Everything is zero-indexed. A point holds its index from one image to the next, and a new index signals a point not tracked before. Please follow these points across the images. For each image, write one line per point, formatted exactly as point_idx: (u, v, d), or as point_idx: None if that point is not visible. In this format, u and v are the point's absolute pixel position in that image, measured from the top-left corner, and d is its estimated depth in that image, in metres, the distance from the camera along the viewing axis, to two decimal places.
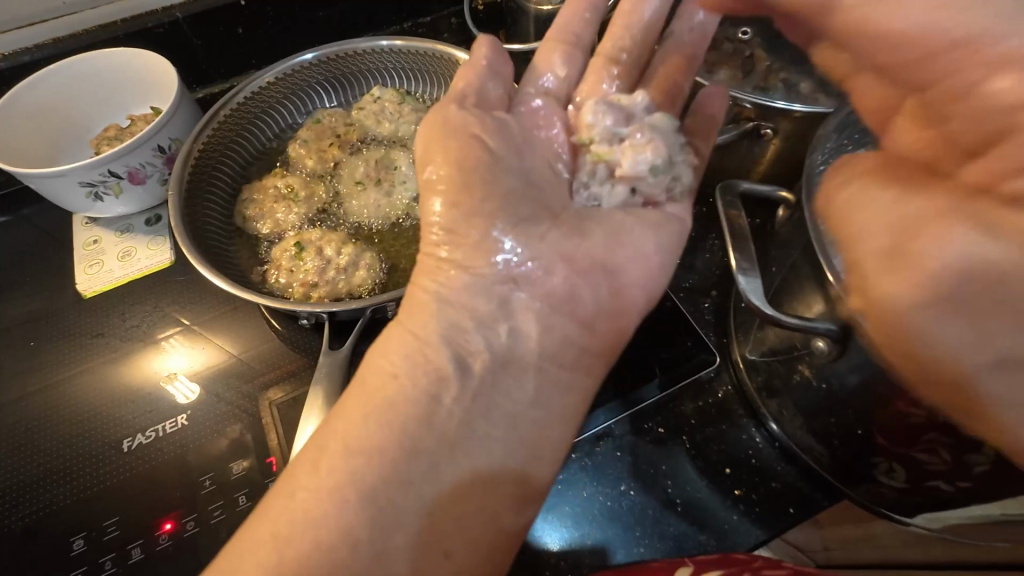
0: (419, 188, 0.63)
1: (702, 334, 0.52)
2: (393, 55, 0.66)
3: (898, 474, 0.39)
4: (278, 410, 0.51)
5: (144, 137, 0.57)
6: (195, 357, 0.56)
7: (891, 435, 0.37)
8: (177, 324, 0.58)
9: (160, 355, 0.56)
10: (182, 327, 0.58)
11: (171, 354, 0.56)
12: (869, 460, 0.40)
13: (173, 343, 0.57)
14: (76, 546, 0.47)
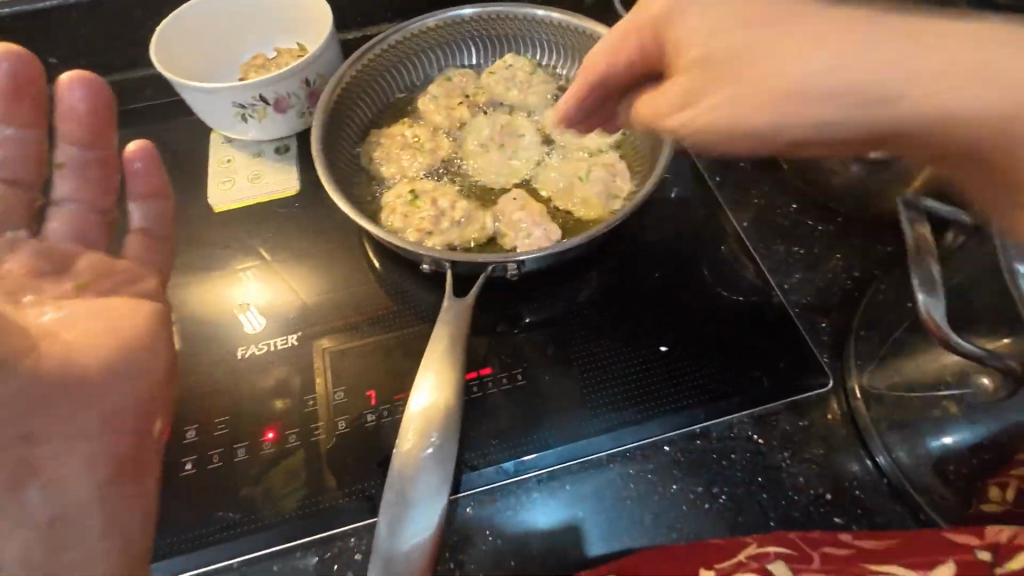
0: (540, 159, 0.63)
1: (815, 352, 0.51)
2: (540, 26, 0.67)
3: None
4: (328, 358, 0.53)
5: (296, 68, 0.60)
6: (265, 293, 0.58)
7: None
8: (256, 259, 0.60)
9: (236, 285, 0.59)
10: (259, 262, 0.60)
11: (248, 284, 0.58)
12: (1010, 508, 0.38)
13: (248, 275, 0.59)
14: (189, 436, 0.49)
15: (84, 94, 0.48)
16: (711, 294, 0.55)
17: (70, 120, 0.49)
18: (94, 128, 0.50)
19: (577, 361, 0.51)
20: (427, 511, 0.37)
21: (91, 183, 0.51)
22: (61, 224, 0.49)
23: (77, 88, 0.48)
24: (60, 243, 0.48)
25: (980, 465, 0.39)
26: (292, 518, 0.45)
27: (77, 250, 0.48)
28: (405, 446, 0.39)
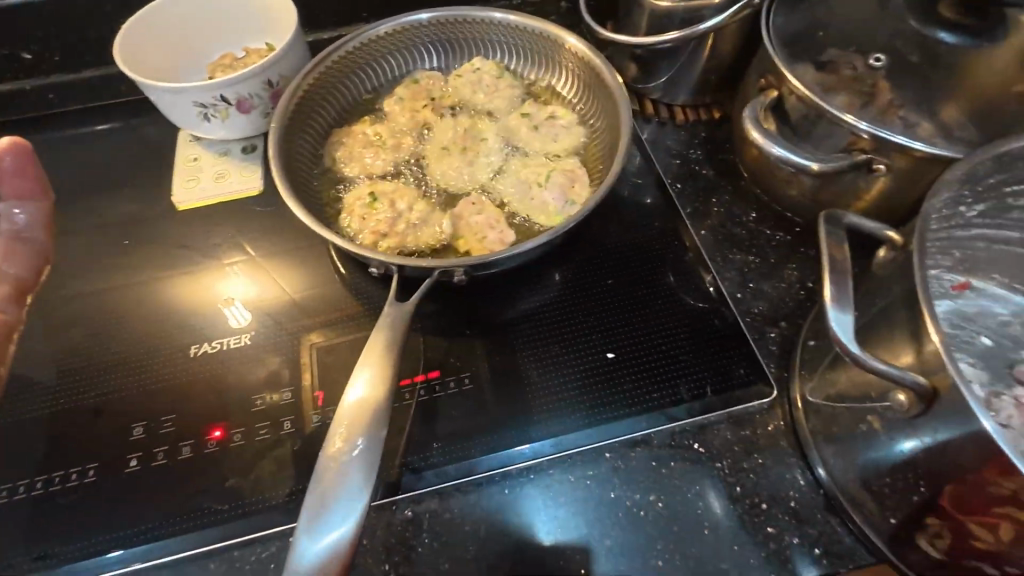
0: (501, 162, 0.63)
1: (760, 363, 0.51)
2: (502, 29, 0.67)
3: (942, 542, 0.38)
4: (315, 353, 0.54)
5: (257, 69, 0.60)
6: (251, 286, 0.59)
7: (961, 500, 0.36)
8: (242, 254, 0.61)
9: (222, 279, 0.60)
10: (245, 257, 0.61)
11: (235, 279, 0.59)
12: (920, 520, 0.39)
13: (235, 270, 0.60)
14: (135, 433, 0.50)
15: (16, 160, 0.58)
16: (662, 302, 0.55)
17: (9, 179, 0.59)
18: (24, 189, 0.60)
19: (525, 367, 0.52)
20: (343, 517, 0.36)
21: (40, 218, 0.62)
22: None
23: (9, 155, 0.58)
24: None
25: None
26: (232, 516, 0.46)
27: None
28: (331, 447, 0.39)
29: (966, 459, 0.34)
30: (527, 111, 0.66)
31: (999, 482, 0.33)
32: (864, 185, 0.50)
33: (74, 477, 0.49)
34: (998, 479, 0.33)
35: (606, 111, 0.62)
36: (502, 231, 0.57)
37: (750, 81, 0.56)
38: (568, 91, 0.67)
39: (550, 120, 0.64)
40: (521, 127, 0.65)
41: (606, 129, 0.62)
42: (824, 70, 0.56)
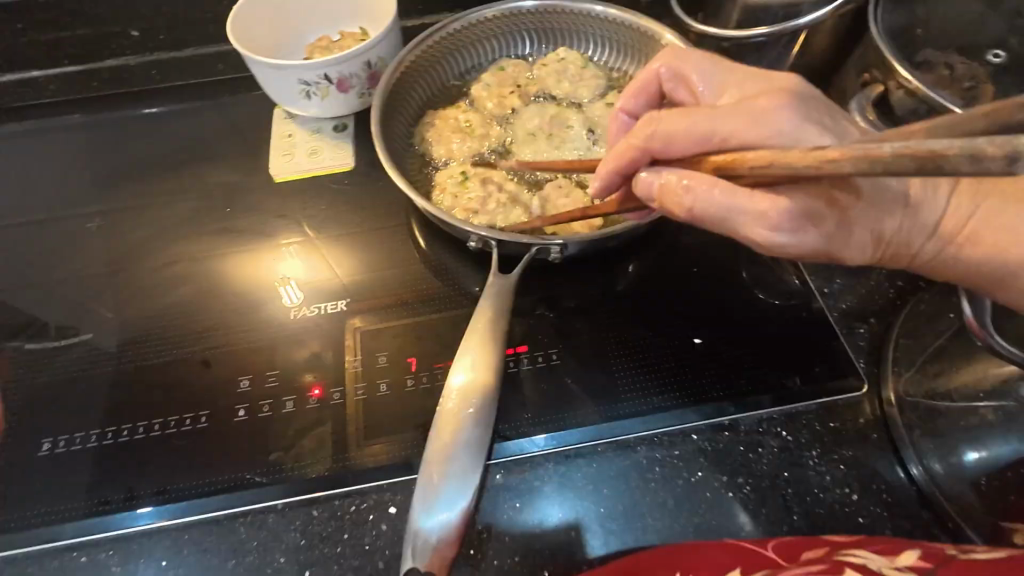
0: (586, 150, 0.64)
1: (851, 357, 0.51)
2: (599, 22, 0.68)
3: None
4: (359, 336, 0.55)
5: (360, 50, 0.63)
6: (308, 266, 0.61)
7: None
8: (300, 235, 0.64)
9: (279, 258, 0.62)
10: (302, 238, 0.64)
11: (292, 258, 0.62)
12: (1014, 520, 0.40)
13: (291, 250, 0.63)
14: (242, 385, 0.53)
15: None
16: (746, 293, 0.56)
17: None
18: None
19: (612, 346, 0.53)
20: (466, 473, 0.38)
21: None
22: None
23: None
24: None
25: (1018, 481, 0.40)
26: (334, 468, 0.48)
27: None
28: (447, 406, 0.41)
29: None
30: (612, 102, 0.67)
31: None
32: None
33: (187, 422, 0.51)
34: None
35: None
36: (589, 214, 0.58)
37: (850, 76, 0.56)
38: None
39: None
40: (606, 117, 0.66)
41: None
42: (924, 70, 0.56)
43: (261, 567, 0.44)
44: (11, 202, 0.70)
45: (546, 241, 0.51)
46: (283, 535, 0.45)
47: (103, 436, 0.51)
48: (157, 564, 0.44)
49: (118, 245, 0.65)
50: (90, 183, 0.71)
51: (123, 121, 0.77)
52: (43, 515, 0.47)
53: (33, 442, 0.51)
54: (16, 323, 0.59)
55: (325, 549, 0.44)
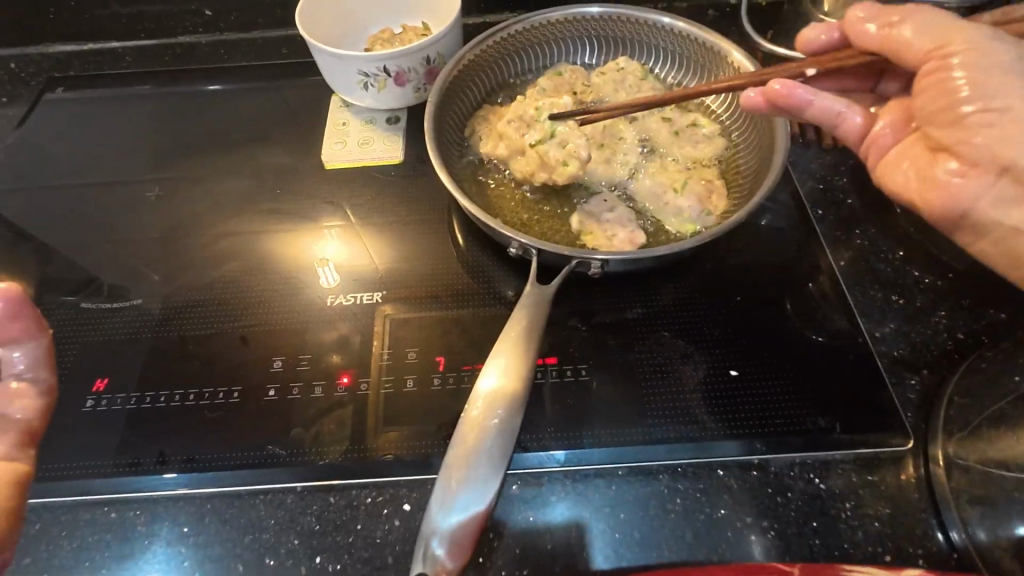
0: (637, 164, 0.63)
1: (897, 408, 0.48)
2: (665, 34, 0.67)
3: None
4: (388, 324, 0.56)
5: (421, 45, 0.63)
6: (344, 252, 0.62)
7: None
8: (342, 220, 0.65)
9: (320, 240, 0.63)
10: (344, 223, 0.65)
11: (329, 242, 0.63)
12: None
13: (331, 233, 0.64)
14: (275, 365, 0.54)
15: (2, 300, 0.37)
16: (790, 328, 0.53)
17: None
18: (18, 331, 0.38)
19: (644, 368, 0.51)
20: (484, 483, 0.38)
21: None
22: (25, 412, 0.38)
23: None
24: None
25: None
26: (355, 457, 0.48)
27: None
28: (472, 414, 0.40)
29: None
30: (669, 117, 0.65)
31: None
32: None
33: (221, 395, 0.52)
34: None
35: (756, 126, 0.61)
36: (634, 230, 0.57)
37: None
38: (716, 103, 0.66)
39: (692, 129, 0.64)
40: (661, 132, 0.64)
41: (754, 142, 0.61)
42: None
43: (276, 547, 0.45)
44: (80, 166, 0.73)
45: (587, 255, 0.50)
46: (300, 518, 0.46)
47: (142, 400, 0.53)
48: (179, 530, 0.46)
49: (173, 217, 0.67)
50: (153, 154, 0.74)
51: (189, 96, 0.79)
52: (80, 469, 0.49)
53: (78, 398, 0.53)
54: (75, 281, 0.62)
55: (338, 537, 0.45)
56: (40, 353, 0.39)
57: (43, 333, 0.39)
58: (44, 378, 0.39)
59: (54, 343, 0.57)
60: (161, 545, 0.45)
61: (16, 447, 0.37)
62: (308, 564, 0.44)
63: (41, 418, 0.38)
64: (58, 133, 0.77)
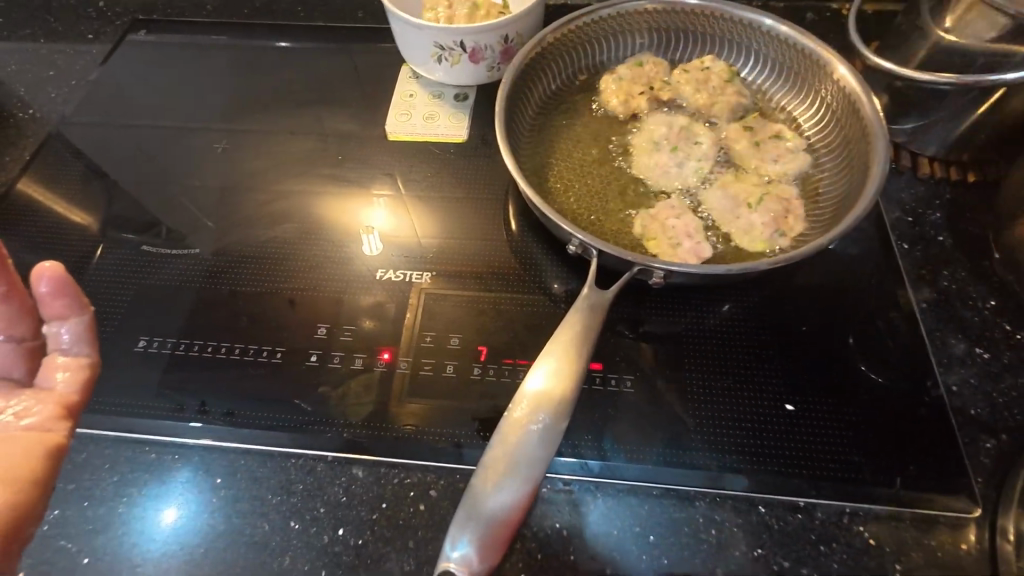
0: (710, 172, 0.59)
1: (969, 471, 0.44)
2: (761, 35, 0.63)
3: None
4: (425, 298, 0.56)
5: (503, 22, 0.61)
6: (393, 222, 0.62)
7: None
8: (389, 190, 0.64)
9: (367, 208, 0.63)
10: (392, 193, 0.64)
11: (377, 210, 0.63)
12: None
13: (380, 203, 0.63)
14: (319, 332, 0.54)
15: (51, 281, 0.41)
16: (857, 368, 0.49)
17: (44, 302, 0.42)
18: (67, 309, 0.43)
19: (691, 387, 0.49)
20: (519, 486, 0.37)
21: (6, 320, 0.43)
22: (67, 384, 0.43)
23: (44, 275, 0.41)
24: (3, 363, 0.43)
25: None
26: (387, 435, 0.48)
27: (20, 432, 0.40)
28: (514, 414, 0.39)
29: None
30: (751, 126, 0.61)
31: None
32: None
33: (264, 354, 0.53)
34: None
35: (849, 148, 0.56)
36: (698, 242, 0.54)
37: None
38: (804, 116, 0.62)
39: (775, 141, 0.60)
40: (741, 140, 0.60)
41: (843, 164, 0.56)
42: None
43: (301, 513, 0.45)
44: (155, 109, 0.75)
45: (654, 265, 0.47)
46: (327, 487, 0.46)
47: (189, 348, 0.54)
48: (211, 480, 0.47)
49: (236, 170, 0.68)
50: (223, 106, 0.74)
51: (264, 50, 0.80)
52: (126, 406, 0.51)
53: (130, 338, 0.55)
54: (137, 223, 0.64)
55: (362, 513, 0.45)
56: (83, 328, 0.44)
57: (86, 309, 0.43)
58: (85, 352, 0.44)
59: (114, 281, 0.59)
60: (194, 491, 0.47)
61: (56, 418, 0.41)
62: (330, 535, 0.44)
63: (79, 392, 0.43)
64: (137, 74, 0.78)
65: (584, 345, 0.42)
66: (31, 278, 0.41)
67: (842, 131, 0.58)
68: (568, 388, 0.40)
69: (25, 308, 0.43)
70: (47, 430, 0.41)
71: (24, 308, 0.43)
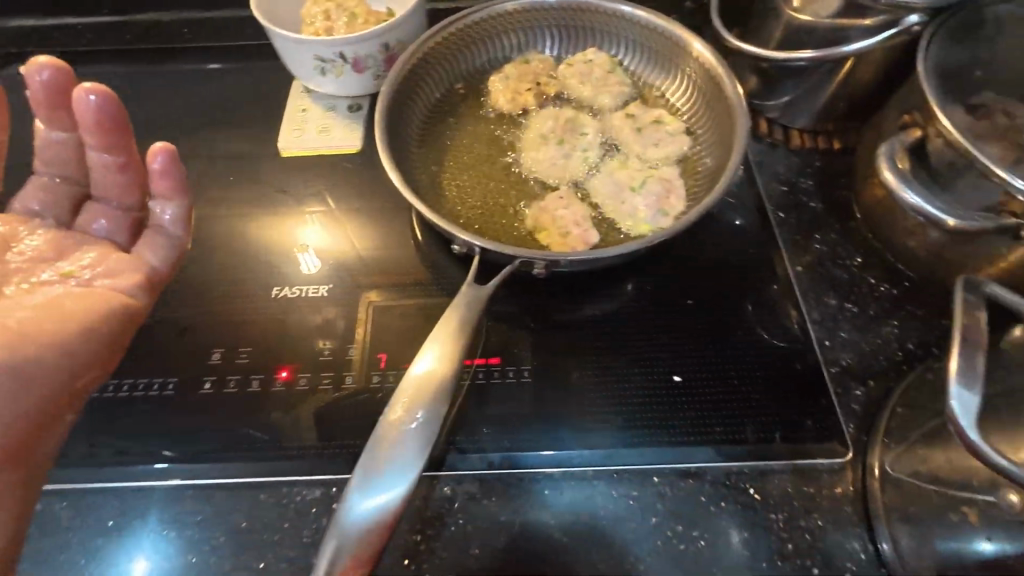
0: (598, 160, 0.61)
1: (841, 419, 0.47)
2: (632, 25, 0.65)
3: None
4: (372, 310, 0.55)
5: (380, 31, 0.61)
6: (327, 238, 0.61)
7: None
8: (323, 205, 0.63)
9: (300, 226, 0.62)
10: (325, 209, 0.63)
11: (311, 227, 0.62)
12: None
13: (313, 219, 0.62)
14: (212, 358, 0.52)
15: (165, 162, 0.50)
16: (739, 334, 0.52)
17: (154, 180, 0.51)
18: (171, 189, 0.52)
19: (586, 370, 0.50)
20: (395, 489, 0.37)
21: (111, 166, 0.53)
22: (159, 265, 0.54)
23: (159, 155, 0.50)
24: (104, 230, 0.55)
25: None
26: (288, 454, 0.47)
27: (109, 288, 0.51)
28: (391, 415, 0.40)
29: None
30: (633, 113, 0.63)
31: None
32: (1003, 250, 0.46)
33: (156, 387, 0.51)
34: None
35: (720, 127, 0.59)
36: (586, 230, 0.55)
37: (886, 118, 0.53)
38: (681, 100, 0.64)
39: (655, 125, 0.62)
40: (624, 128, 0.63)
41: (715, 143, 0.59)
42: (977, 114, 0.53)
43: (200, 543, 0.44)
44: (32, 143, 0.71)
45: (537, 257, 0.49)
46: (228, 514, 0.45)
47: None
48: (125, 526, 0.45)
49: None
50: None
51: (149, 75, 0.77)
52: None
53: None
54: None
55: (265, 535, 0.44)
56: (180, 213, 0.54)
57: (186, 196, 0.53)
58: (180, 234, 0.55)
59: None
60: (108, 542, 0.44)
61: (145, 292, 0.53)
62: (233, 561, 0.43)
63: (153, 282, 0.54)
64: None
65: (462, 339, 0.44)
66: (147, 157, 0.50)
67: (713, 111, 0.60)
68: (445, 381, 0.42)
69: (139, 177, 0.55)
70: (131, 297, 0.52)
71: (139, 178, 0.55)
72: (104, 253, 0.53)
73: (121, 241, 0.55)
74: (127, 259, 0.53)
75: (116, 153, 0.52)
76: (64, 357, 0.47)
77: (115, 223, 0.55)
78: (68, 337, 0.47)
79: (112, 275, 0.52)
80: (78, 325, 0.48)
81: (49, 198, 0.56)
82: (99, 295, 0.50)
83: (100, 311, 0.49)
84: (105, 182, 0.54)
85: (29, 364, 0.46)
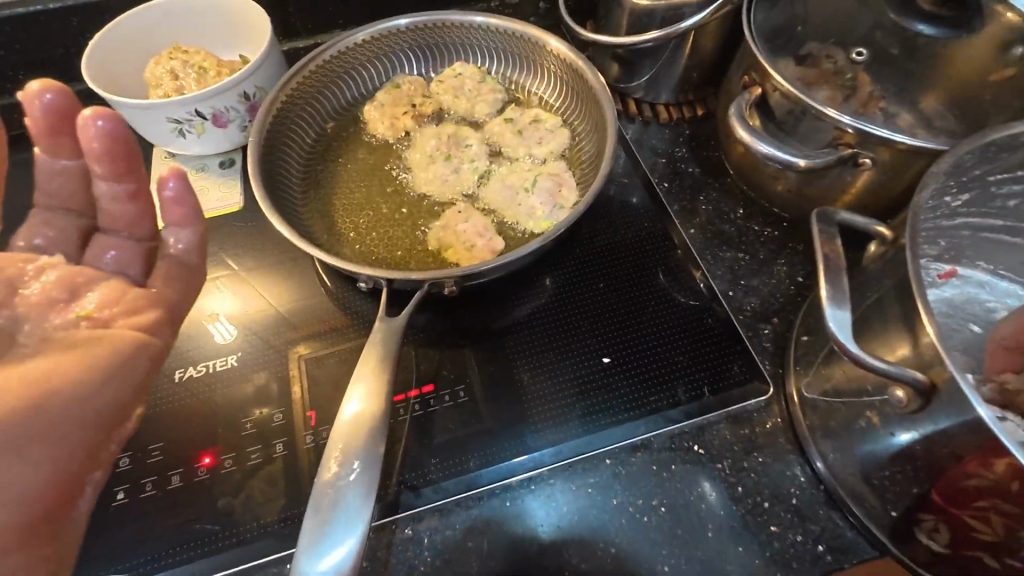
0: (487, 169, 0.62)
1: (757, 359, 0.51)
2: (489, 35, 0.67)
3: (940, 536, 0.39)
4: (304, 364, 0.52)
5: (234, 81, 0.59)
6: (237, 301, 0.57)
7: (947, 495, 0.37)
8: (226, 269, 0.59)
9: (207, 296, 0.57)
10: (229, 271, 0.59)
11: (219, 295, 0.57)
12: (915, 515, 0.40)
13: (218, 285, 0.58)
14: (120, 464, 0.47)
15: (177, 186, 0.45)
16: (652, 305, 0.55)
17: (166, 208, 0.46)
18: (183, 216, 0.47)
19: (518, 374, 0.51)
20: (342, 549, 0.36)
21: (123, 196, 0.48)
22: (171, 298, 0.48)
23: (171, 180, 0.44)
24: (108, 266, 0.48)
25: (902, 474, 0.39)
26: (228, 544, 0.44)
27: (126, 327, 0.46)
28: (326, 473, 0.39)
29: (941, 453, 0.36)
30: (510, 117, 0.65)
31: (980, 472, 0.34)
32: (850, 179, 0.51)
33: None
34: (977, 469, 0.34)
35: (592, 116, 0.62)
36: (491, 238, 0.56)
37: (732, 81, 0.57)
38: (552, 97, 0.67)
39: (534, 125, 0.64)
40: (505, 133, 0.64)
41: (591, 131, 0.62)
42: (806, 63, 0.59)
43: None
44: None
45: (444, 276, 0.48)
46: None
47: None
48: None
49: None
50: None
51: None
52: None
53: None
54: None
55: None
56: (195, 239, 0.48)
57: (200, 221, 0.48)
58: (194, 259, 0.49)
59: None
60: None
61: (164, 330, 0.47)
62: None
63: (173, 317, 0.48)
64: None
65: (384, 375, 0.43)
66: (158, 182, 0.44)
67: (582, 102, 0.63)
68: (376, 422, 0.41)
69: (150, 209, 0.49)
70: (149, 337, 0.46)
71: (150, 209, 0.49)
72: (118, 285, 0.47)
73: (135, 271, 0.49)
74: (151, 297, 0.47)
75: (128, 181, 0.47)
76: (90, 410, 0.43)
77: (123, 256, 0.49)
78: (93, 389, 0.43)
79: (138, 316, 0.46)
80: (90, 377, 0.43)
81: (52, 233, 0.50)
82: (111, 340, 0.45)
83: (124, 352, 0.45)
84: (115, 206, 0.48)
85: (48, 420, 0.41)
